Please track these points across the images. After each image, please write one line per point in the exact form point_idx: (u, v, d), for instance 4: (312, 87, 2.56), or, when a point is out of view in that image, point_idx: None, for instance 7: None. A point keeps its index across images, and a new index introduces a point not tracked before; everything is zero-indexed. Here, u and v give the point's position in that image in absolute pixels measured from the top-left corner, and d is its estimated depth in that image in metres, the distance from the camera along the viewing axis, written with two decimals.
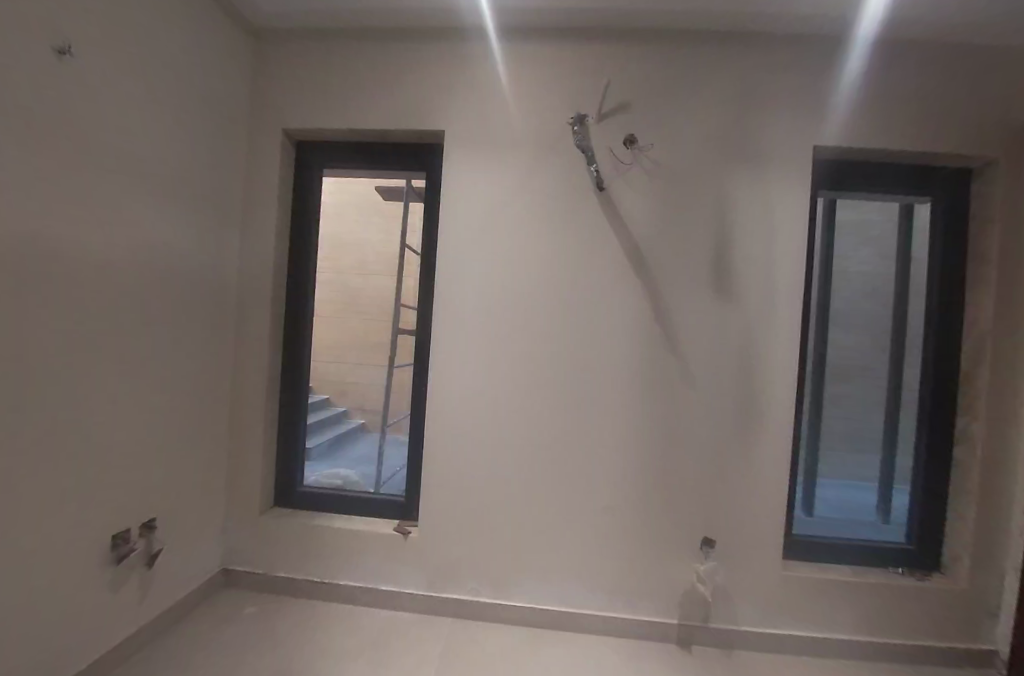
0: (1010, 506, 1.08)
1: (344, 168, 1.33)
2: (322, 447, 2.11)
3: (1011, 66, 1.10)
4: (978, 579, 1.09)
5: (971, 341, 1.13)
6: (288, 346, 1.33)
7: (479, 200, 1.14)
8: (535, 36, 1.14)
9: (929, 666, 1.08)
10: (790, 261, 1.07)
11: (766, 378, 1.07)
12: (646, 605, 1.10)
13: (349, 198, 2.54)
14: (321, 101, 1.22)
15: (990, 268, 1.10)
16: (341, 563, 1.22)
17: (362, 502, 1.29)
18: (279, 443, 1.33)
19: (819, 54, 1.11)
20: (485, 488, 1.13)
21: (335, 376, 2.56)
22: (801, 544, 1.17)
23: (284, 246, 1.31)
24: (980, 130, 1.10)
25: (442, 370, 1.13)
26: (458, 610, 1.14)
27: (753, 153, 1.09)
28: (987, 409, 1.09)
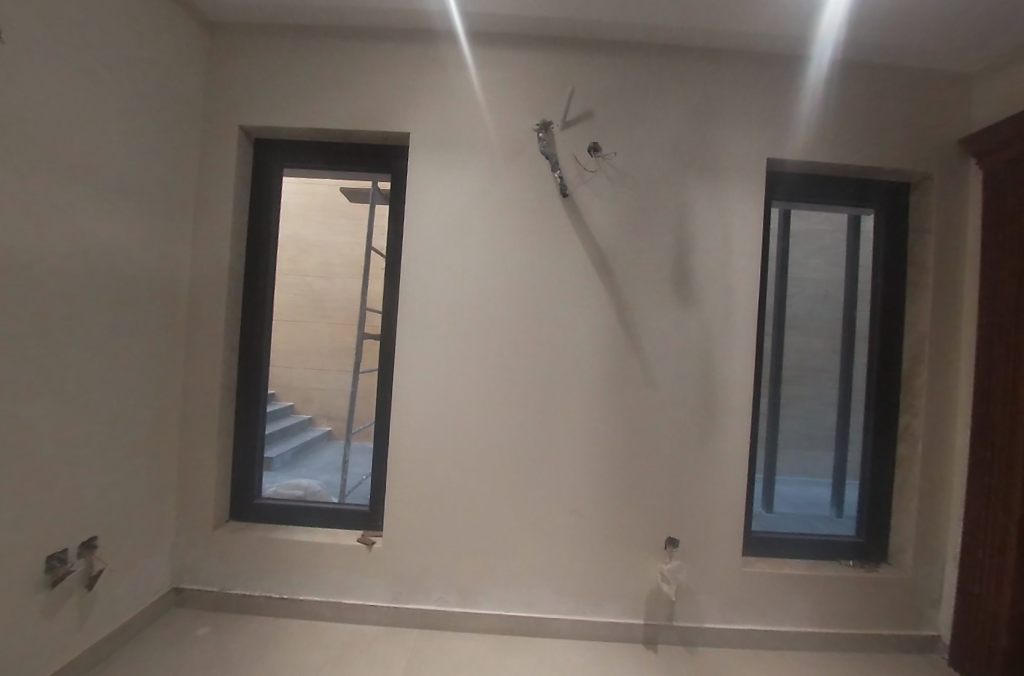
0: (948, 498, 1.16)
1: (306, 168, 1.30)
2: (283, 457, 2.03)
3: (940, 89, 1.19)
4: (922, 569, 1.15)
5: (912, 344, 1.20)
6: (246, 352, 1.27)
7: (444, 202, 1.13)
8: (500, 41, 1.14)
9: (880, 653, 1.14)
10: (746, 267, 1.11)
11: (724, 380, 1.11)
12: (613, 607, 1.11)
13: (314, 199, 2.47)
14: (281, 98, 1.18)
15: (926, 275, 1.18)
16: (301, 577, 1.17)
17: (325, 513, 1.25)
18: (236, 453, 1.27)
19: (770, 69, 1.16)
20: (452, 495, 1.11)
21: (299, 382, 2.47)
22: (759, 541, 1.20)
23: (241, 248, 1.26)
24: (915, 145, 1.18)
25: (406, 376, 1.11)
26: (424, 621, 1.12)
27: (711, 163, 1.13)
28: (927, 407, 1.16)
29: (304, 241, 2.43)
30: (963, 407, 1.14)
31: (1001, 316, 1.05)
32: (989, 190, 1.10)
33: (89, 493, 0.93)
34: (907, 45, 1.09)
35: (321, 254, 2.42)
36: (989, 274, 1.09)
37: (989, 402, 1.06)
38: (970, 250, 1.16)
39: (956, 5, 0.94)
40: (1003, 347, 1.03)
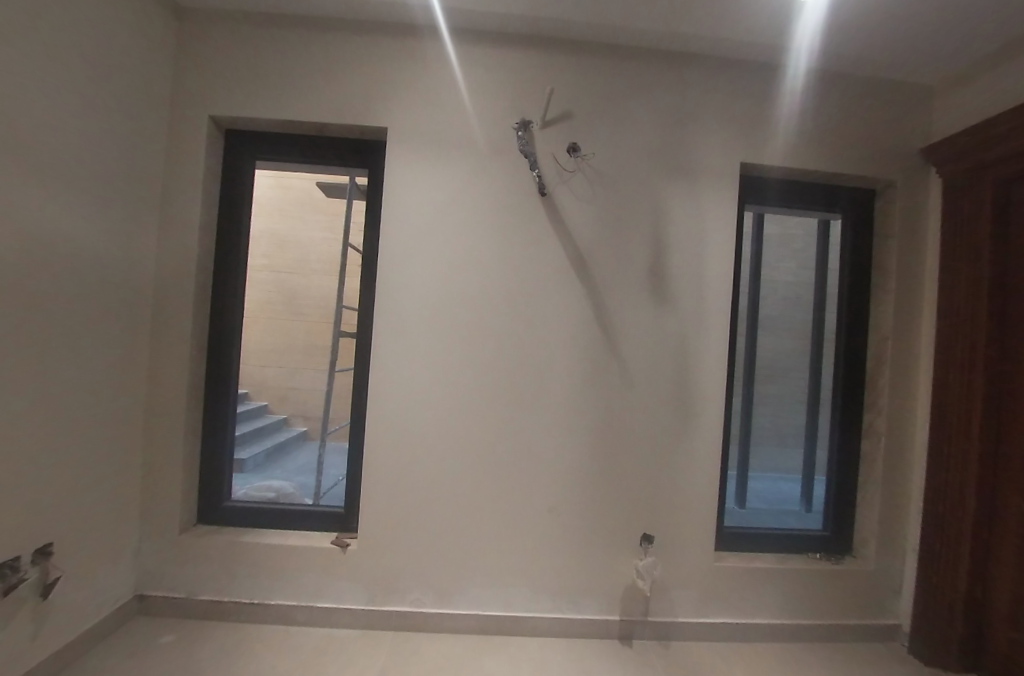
0: (908, 492, 1.21)
1: (280, 161, 1.26)
2: (256, 458, 1.97)
3: (904, 100, 1.24)
4: (884, 560, 1.20)
5: (875, 344, 1.25)
6: (215, 350, 1.23)
7: (422, 200, 1.11)
8: (480, 38, 1.14)
9: (845, 643, 1.18)
10: (720, 268, 1.14)
11: (698, 380, 1.13)
12: (589, 604, 1.12)
13: (290, 193, 2.41)
14: (255, 88, 1.14)
15: (890, 278, 1.22)
16: (272, 581, 1.14)
17: (298, 516, 1.22)
18: (204, 454, 1.23)
19: (744, 76, 1.18)
20: (429, 495, 1.10)
21: (274, 381, 2.40)
22: (732, 536, 1.23)
23: (210, 242, 1.22)
24: (880, 153, 1.23)
25: (383, 374, 1.09)
26: (400, 623, 1.10)
27: (687, 165, 1.15)
28: (889, 405, 1.20)
29: (280, 237, 2.37)
30: (922, 405, 1.20)
31: (958, 318, 1.10)
32: (947, 199, 1.16)
33: (45, 496, 0.88)
34: (874, 57, 1.13)
35: (298, 250, 2.36)
36: (947, 278, 1.14)
37: (946, 400, 1.12)
38: (930, 255, 1.21)
39: (919, 19, 0.98)
40: (961, 348, 1.09)
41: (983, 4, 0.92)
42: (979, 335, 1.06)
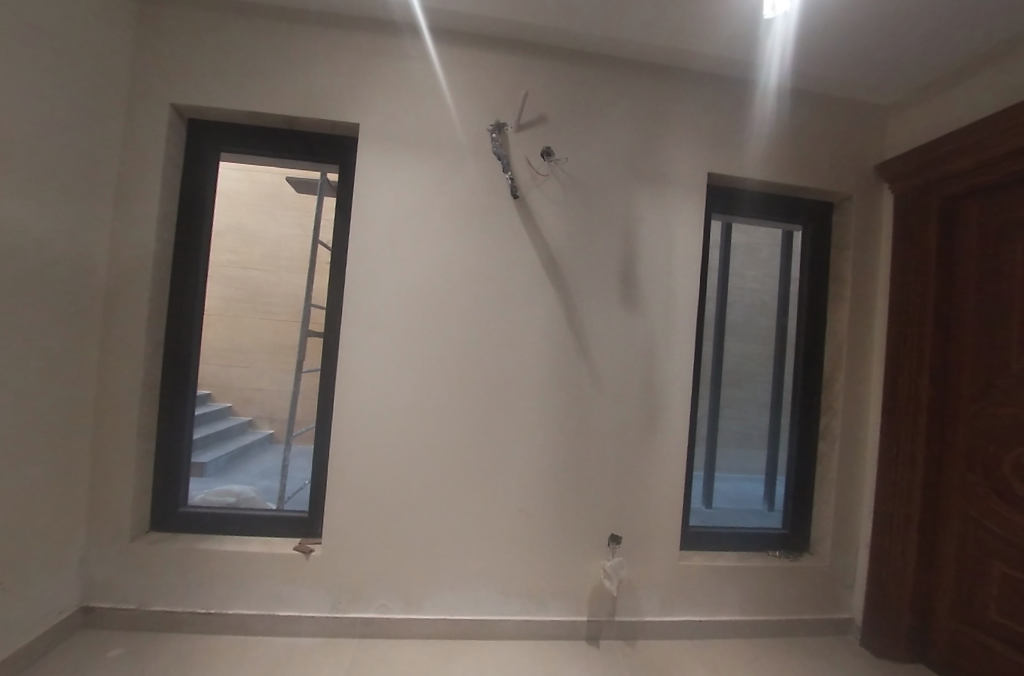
0: (861, 491, 1.27)
1: (247, 154, 1.22)
2: (218, 462, 1.89)
3: (859, 118, 1.31)
4: (838, 556, 1.26)
5: (831, 350, 1.31)
6: (173, 349, 1.18)
7: (393, 198, 1.10)
8: (455, 38, 1.13)
9: (803, 637, 1.22)
10: (688, 274, 1.17)
11: (666, 382, 1.15)
12: (557, 605, 1.13)
13: (258, 187, 2.33)
14: (221, 76, 1.10)
15: (845, 287, 1.28)
16: (230, 589, 1.09)
17: (259, 521, 1.17)
18: (159, 457, 1.17)
19: (712, 88, 1.22)
20: (398, 498, 1.08)
21: (241, 381, 2.32)
22: (697, 536, 1.26)
23: (169, 234, 1.16)
24: (838, 169, 1.29)
25: (350, 376, 1.07)
26: (364, 629, 1.08)
27: (657, 174, 1.18)
28: (843, 408, 1.26)
29: (249, 232, 2.29)
30: (873, 408, 1.27)
31: (907, 325, 1.17)
32: (897, 213, 1.23)
33: None
34: (832, 76, 1.19)
35: (268, 247, 2.29)
36: (897, 288, 1.21)
37: (895, 402, 1.18)
38: (882, 268, 1.28)
39: (873, 41, 1.04)
40: (908, 355, 1.16)
41: (930, 29, 0.99)
42: (925, 343, 1.14)
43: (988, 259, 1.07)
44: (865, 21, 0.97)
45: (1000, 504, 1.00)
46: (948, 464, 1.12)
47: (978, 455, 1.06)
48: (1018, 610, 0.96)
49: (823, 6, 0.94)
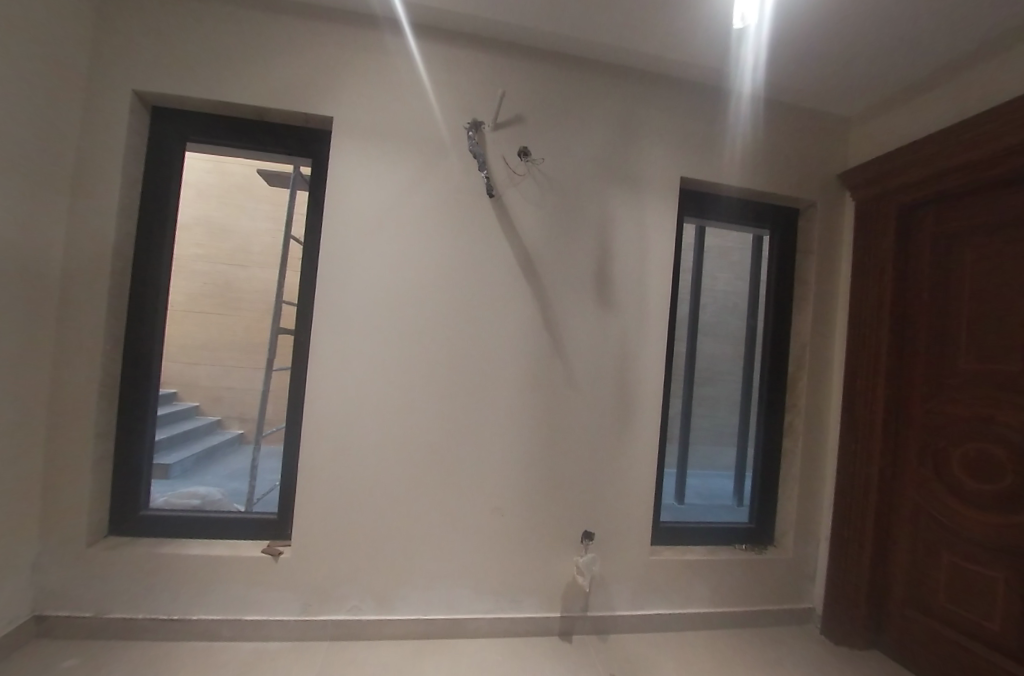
0: (822, 486, 1.32)
1: (215, 144, 1.18)
2: (185, 464, 1.83)
3: (822, 127, 1.36)
4: (800, 548, 1.31)
5: (796, 350, 1.36)
6: (133, 346, 1.13)
7: (365, 194, 1.08)
8: (433, 34, 1.12)
9: (766, 627, 1.27)
10: (660, 275, 1.19)
11: (639, 379, 1.17)
12: (531, 602, 1.14)
13: (227, 179, 2.25)
14: (188, 63, 1.06)
15: (809, 290, 1.34)
16: (194, 594, 1.06)
17: (226, 523, 1.14)
18: (117, 459, 1.12)
19: (685, 94, 1.25)
20: (371, 498, 1.07)
21: (209, 380, 2.24)
22: (668, 532, 1.29)
23: (130, 226, 1.12)
24: (803, 176, 1.34)
25: (321, 374, 1.05)
26: (336, 632, 1.06)
27: (631, 176, 1.20)
28: (806, 406, 1.32)
29: (219, 226, 2.21)
30: (834, 406, 1.33)
31: (866, 328, 1.23)
32: (858, 220, 1.29)
33: None
34: (797, 86, 1.24)
35: (240, 241, 2.22)
36: (856, 291, 1.27)
37: (854, 400, 1.24)
38: (843, 271, 1.34)
39: (837, 53, 1.08)
40: (867, 355, 1.22)
41: (887, 45, 1.04)
42: (882, 344, 1.19)
43: (940, 266, 1.14)
44: (830, 33, 1.01)
45: (948, 497, 1.07)
46: (901, 459, 1.19)
47: (929, 451, 1.12)
48: (965, 597, 1.03)
49: (790, 18, 0.97)
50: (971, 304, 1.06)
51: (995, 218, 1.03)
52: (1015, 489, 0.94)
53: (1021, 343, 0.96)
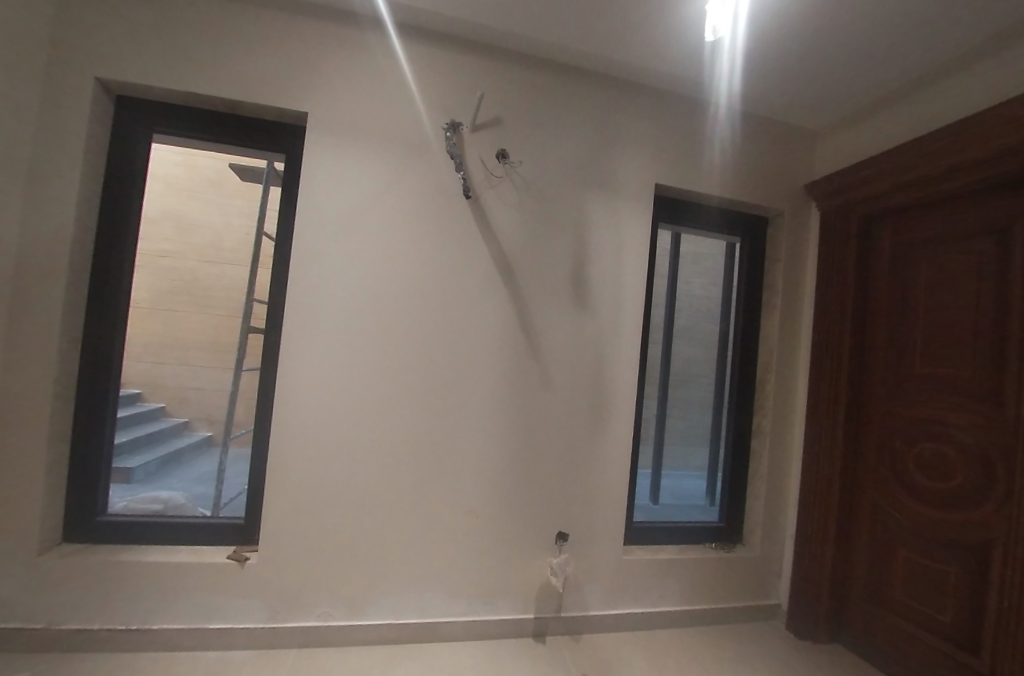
0: (787, 485, 1.37)
1: (184, 136, 1.14)
2: (148, 467, 1.76)
3: (790, 140, 1.41)
4: (766, 546, 1.35)
5: (764, 354, 1.40)
6: (92, 343, 1.08)
7: (340, 192, 1.07)
8: (412, 33, 1.11)
9: (734, 624, 1.30)
10: (635, 279, 1.22)
11: (613, 381, 1.19)
12: (504, 604, 1.14)
13: (197, 172, 2.17)
14: (157, 51, 1.03)
15: (777, 296, 1.39)
16: (154, 603, 1.02)
17: (190, 529, 1.10)
18: (72, 462, 1.07)
19: (661, 102, 1.28)
20: (343, 501, 1.05)
21: (175, 381, 2.17)
22: (641, 531, 1.31)
23: (90, 218, 1.07)
24: (772, 186, 1.38)
25: (291, 375, 1.03)
26: (304, 639, 1.04)
27: (607, 181, 1.22)
28: (773, 408, 1.36)
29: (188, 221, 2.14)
30: (799, 408, 1.37)
31: (830, 332, 1.28)
32: (823, 229, 1.35)
33: None
34: (766, 99, 1.28)
35: (209, 237, 2.15)
36: (820, 297, 1.32)
37: (818, 403, 1.29)
38: (808, 278, 1.39)
39: (804, 69, 1.13)
40: (831, 359, 1.27)
41: (849, 62, 1.09)
42: (844, 349, 1.25)
43: (899, 275, 1.20)
44: (797, 49, 1.05)
45: (904, 496, 1.12)
46: (861, 459, 1.24)
47: (887, 450, 1.18)
48: (920, 591, 1.08)
49: (759, 34, 1.01)
50: (925, 312, 1.12)
51: (949, 231, 1.09)
52: (965, 488, 1.00)
53: (970, 349, 1.01)
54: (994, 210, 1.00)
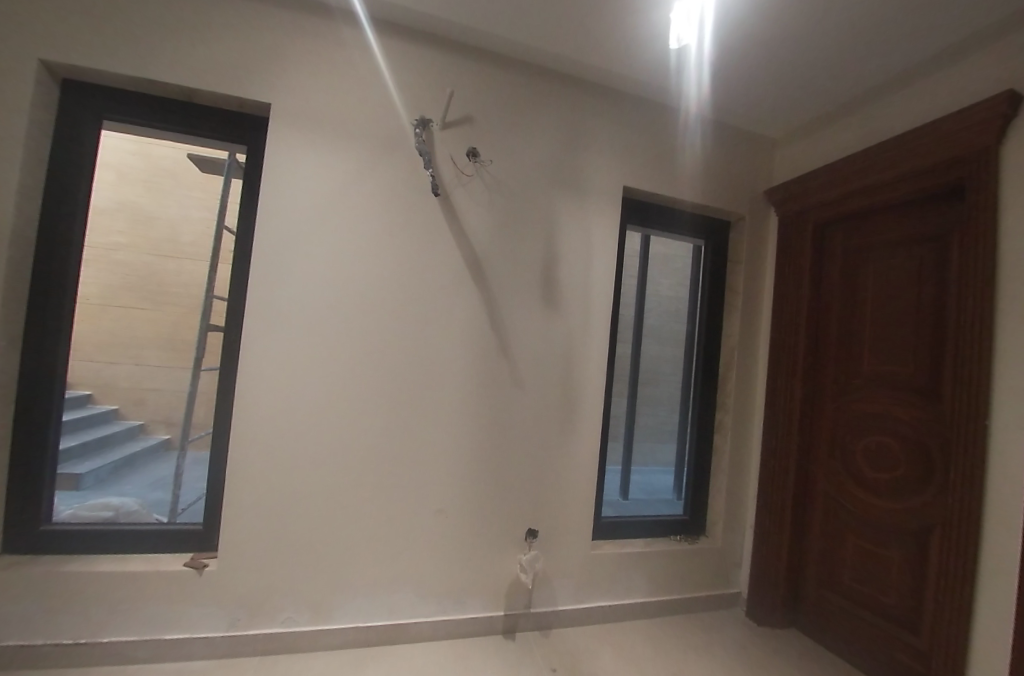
0: (746, 478, 1.43)
1: (138, 125, 1.08)
2: (100, 473, 1.67)
3: (751, 147, 1.47)
4: (727, 537, 1.40)
5: (726, 352, 1.46)
6: (34, 342, 1.01)
7: (304, 186, 1.04)
8: (380, 27, 1.10)
9: (698, 612, 1.35)
10: (603, 279, 1.24)
11: (581, 379, 1.21)
12: (474, 602, 1.14)
13: (154, 161, 2.07)
14: (107, 34, 0.97)
15: (738, 297, 1.45)
16: (104, 615, 0.96)
17: (144, 536, 1.05)
18: (13, 470, 1.00)
19: (629, 106, 1.31)
20: (308, 503, 1.03)
21: (128, 382, 2.10)
22: (609, 526, 1.34)
23: (32, 209, 1.00)
24: (734, 191, 1.44)
25: (252, 375, 1.00)
26: (267, 646, 1.01)
27: (577, 183, 1.24)
28: (733, 404, 1.42)
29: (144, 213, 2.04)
30: (758, 404, 1.44)
31: (786, 332, 1.35)
32: (780, 234, 1.42)
33: None
34: (729, 108, 1.34)
35: (167, 230, 2.06)
36: (778, 298, 1.39)
37: (776, 399, 1.36)
38: (766, 280, 1.46)
39: (763, 80, 1.18)
40: (788, 358, 1.34)
41: (804, 74, 1.14)
42: (799, 348, 1.32)
43: (849, 279, 1.27)
44: (755, 61, 1.10)
45: (854, 487, 1.19)
46: (815, 452, 1.31)
47: (837, 444, 1.25)
48: (866, 576, 1.15)
49: (721, 45, 1.05)
50: (873, 312, 1.19)
51: (894, 237, 1.16)
52: (907, 477, 1.07)
53: (912, 347, 1.08)
54: (932, 219, 1.07)
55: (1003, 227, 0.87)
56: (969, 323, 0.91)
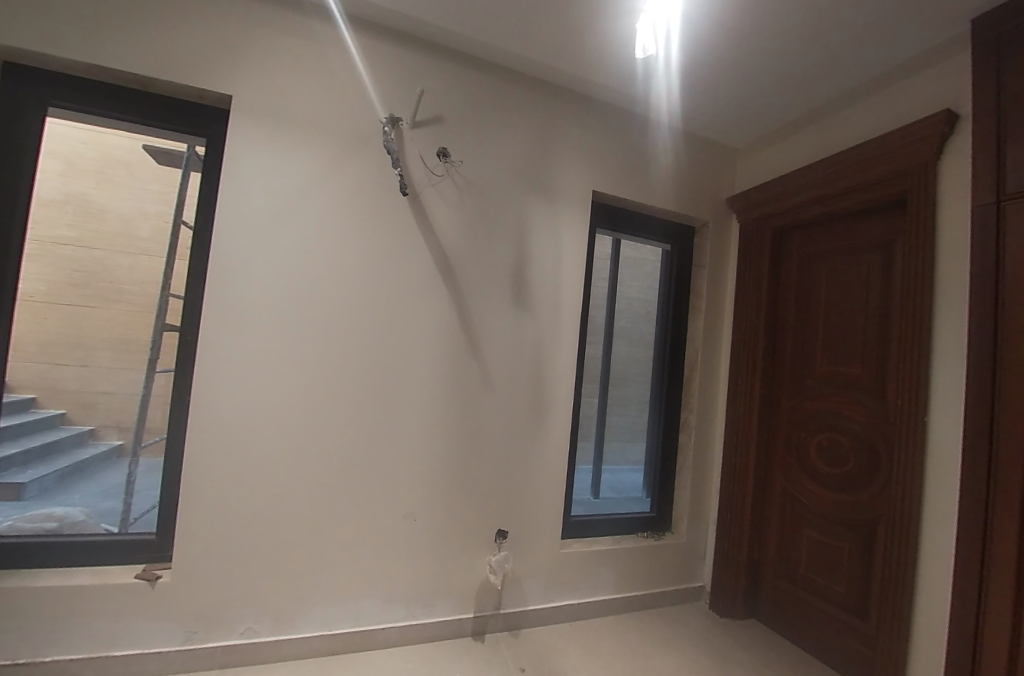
0: (710, 474, 1.48)
1: (88, 112, 1.02)
2: (43, 482, 1.59)
3: (714, 156, 1.53)
4: (691, 532, 1.45)
5: (691, 353, 1.51)
6: None
7: (268, 182, 1.01)
8: (348, 23, 1.08)
9: (664, 607, 1.39)
10: (573, 281, 1.27)
11: (549, 380, 1.23)
12: (443, 605, 1.14)
13: (105, 151, 1.96)
14: (48, 12, 0.90)
15: (702, 299, 1.50)
16: (40, 636, 0.89)
17: (89, 548, 0.99)
18: None
19: (599, 112, 1.34)
20: (270, 507, 1.00)
21: (77, 385, 1.98)
22: (579, 525, 1.36)
23: None
24: (698, 198, 1.49)
25: (210, 376, 0.96)
26: (224, 658, 0.97)
27: (548, 186, 1.26)
28: (697, 403, 1.47)
29: (95, 205, 1.93)
30: (721, 403, 1.50)
31: (748, 333, 1.41)
32: (741, 240, 1.48)
33: None
34: (693, 117, 1.38)
35: (120, 224, 1.98)
36: (739, 302, 1.45)
37: (737, 398, 1.42)
38: (729, 283, 1.52)
39: (724, 92, 1.23)
40: (748, 358, 1.40)
41: (763, 88, 1.20)
42: (758, 349, 1.38)
43: (804, 284, 1.34)
44: (718, 74, 1.15)
45: (809, 481, 1.26)
46: (773, 448, 1.38)
47: (792, 440, 1.32)
48: (819, 565, 1.21)
49: (684, 57, 1.10)
50: (825, 315, 1.26)
51: (844, 244, 1.23)
52: (856, 471, 1.13)
53: (861, 348, 1.15)
54: (877, 228, 1.15)
55: (940, 236, 0.94)
56: (911, 326, 0.97)
